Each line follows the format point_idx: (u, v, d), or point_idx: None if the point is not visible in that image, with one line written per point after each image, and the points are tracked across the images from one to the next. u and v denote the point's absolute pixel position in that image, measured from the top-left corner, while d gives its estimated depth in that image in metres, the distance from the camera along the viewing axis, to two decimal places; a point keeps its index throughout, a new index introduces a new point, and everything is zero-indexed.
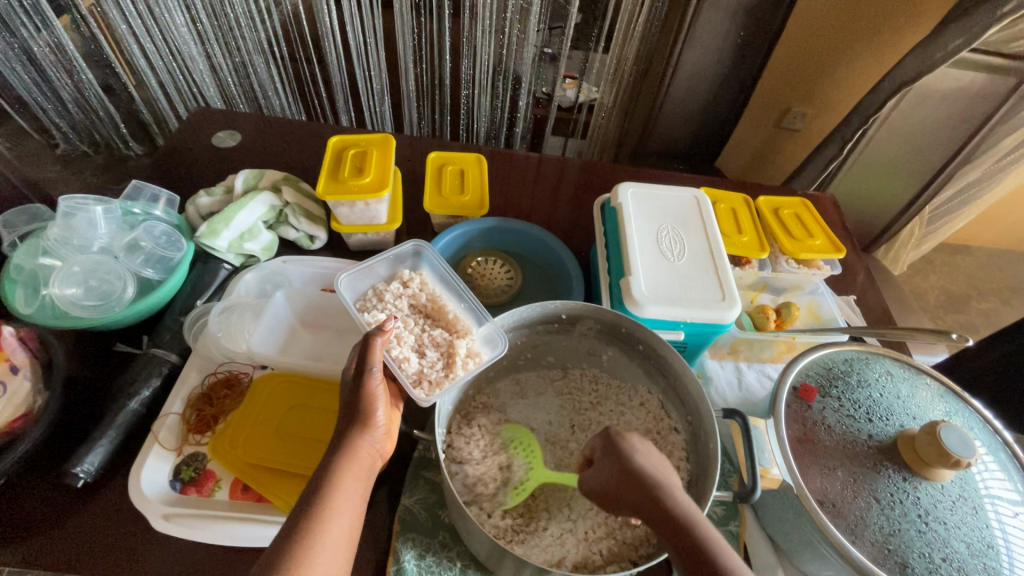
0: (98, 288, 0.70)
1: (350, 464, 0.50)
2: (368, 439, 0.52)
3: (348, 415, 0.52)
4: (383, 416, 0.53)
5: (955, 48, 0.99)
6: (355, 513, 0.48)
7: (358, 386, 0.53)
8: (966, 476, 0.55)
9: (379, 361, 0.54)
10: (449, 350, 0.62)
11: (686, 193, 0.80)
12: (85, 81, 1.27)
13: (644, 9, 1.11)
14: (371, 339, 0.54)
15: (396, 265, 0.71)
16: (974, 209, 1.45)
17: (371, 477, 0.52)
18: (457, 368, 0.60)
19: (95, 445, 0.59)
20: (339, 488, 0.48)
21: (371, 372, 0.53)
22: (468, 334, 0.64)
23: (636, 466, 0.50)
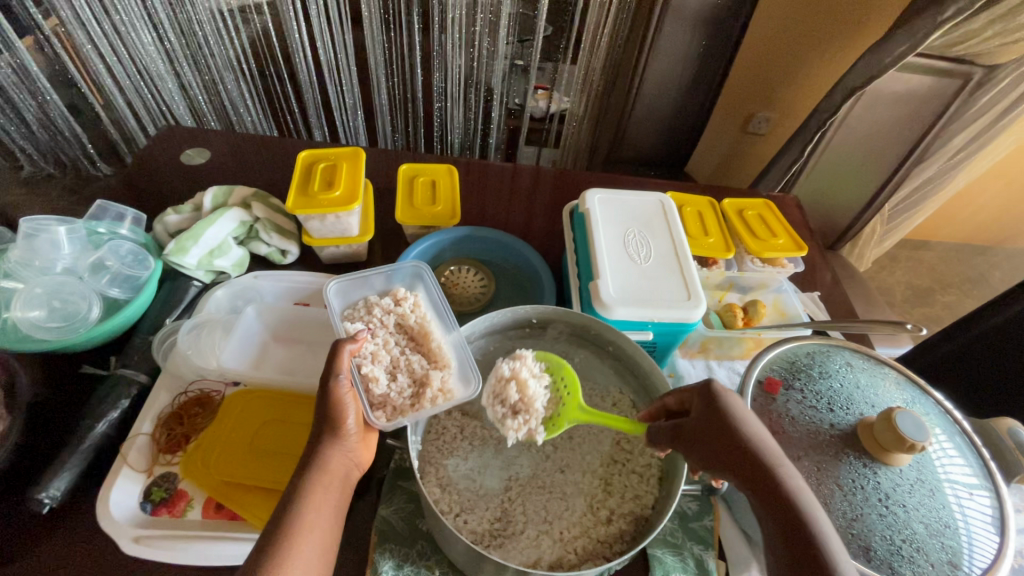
0: (61, 309, 0.68)
1: (319, 478, 0.50)
2: (339, 450, 0.52)
3: (320, 426, 0.53)
4: (355, 426, 0.53)
5: (902, 53, 1.05)
6: (326, 525, 0.49)
7: (325, 398, 0.52)
8: (925, 460, 0.57)
9: (346, 368, 0.54)
10: (422, 382, 0.61)
11: (651, 197, 0.82)
12: (50, 102, 1.25)
13: (609, 21, 1.14)
14: (341, 345, 0.55)
15: (393, 282, 0.72)
16: (932, 206, 1.51)
17: (346, 488, 0.53)
18: (422, 403, 0.59)
19: (60, 470, 0.58)
20: (309, 501, 0.49)
21: (340, 381, 0.53)
22: (444, 365, 0.62)
23: (745, 427, 0.50)
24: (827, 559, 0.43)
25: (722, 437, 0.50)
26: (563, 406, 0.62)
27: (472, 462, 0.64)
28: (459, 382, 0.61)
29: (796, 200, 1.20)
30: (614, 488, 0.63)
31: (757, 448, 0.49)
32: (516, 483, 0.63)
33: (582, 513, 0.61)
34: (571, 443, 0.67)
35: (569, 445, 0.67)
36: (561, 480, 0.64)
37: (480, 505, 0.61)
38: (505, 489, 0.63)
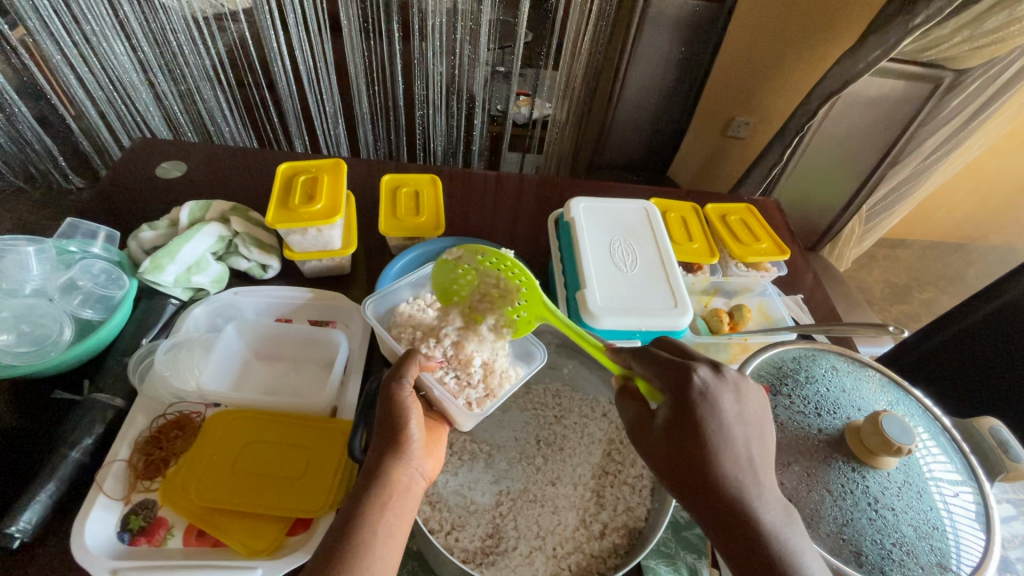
0: (31, 333, 0.66)
1: (384, 489, 0.49)
2: (401, 462, 0.51)
3: (384, 438, 0.52)
4: (417, 433, 0.53)
5: (875, 58, 1.07)
6: (397, 534, 0.48)
7: (392, 402, 0.53)
8: (911, 462, 0.58)
9: (413, 373, 0.55)
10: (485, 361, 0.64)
11: (635, 205, 0.82)
12: (18, 115, 1.21)
13: (589, 28, 1.15)
14: (411, 354, 0.56)
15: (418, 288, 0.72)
16: (909, 205, 1.54)
17: (411, 498, 0.51)
18: (496, 380, 0.62)
19: (30, 502, 0.55)
20: (367, 515, 0.47)
21: (404, 386, 0.53)
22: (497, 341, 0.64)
23: (702, 426, 0.47)
24: (755, 552, 0.43)
25: (676, 432, 0.47)
26: (523, 292, 0.63)
27: (460, 479, 0.63)
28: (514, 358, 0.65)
29: (777, 203, 1.22)
30: (606, 501, 0.62)
31: (710, 446, 0.46)
32: (507, 497, 0.63)
33: (575, 527, 0.61)
34: (562, 455, 0.67)
35: (560, 456, 0.67)
36: (552, 493, 0.64)
37: (471, 521, 0.60)
38: (496, 506, 0.62)
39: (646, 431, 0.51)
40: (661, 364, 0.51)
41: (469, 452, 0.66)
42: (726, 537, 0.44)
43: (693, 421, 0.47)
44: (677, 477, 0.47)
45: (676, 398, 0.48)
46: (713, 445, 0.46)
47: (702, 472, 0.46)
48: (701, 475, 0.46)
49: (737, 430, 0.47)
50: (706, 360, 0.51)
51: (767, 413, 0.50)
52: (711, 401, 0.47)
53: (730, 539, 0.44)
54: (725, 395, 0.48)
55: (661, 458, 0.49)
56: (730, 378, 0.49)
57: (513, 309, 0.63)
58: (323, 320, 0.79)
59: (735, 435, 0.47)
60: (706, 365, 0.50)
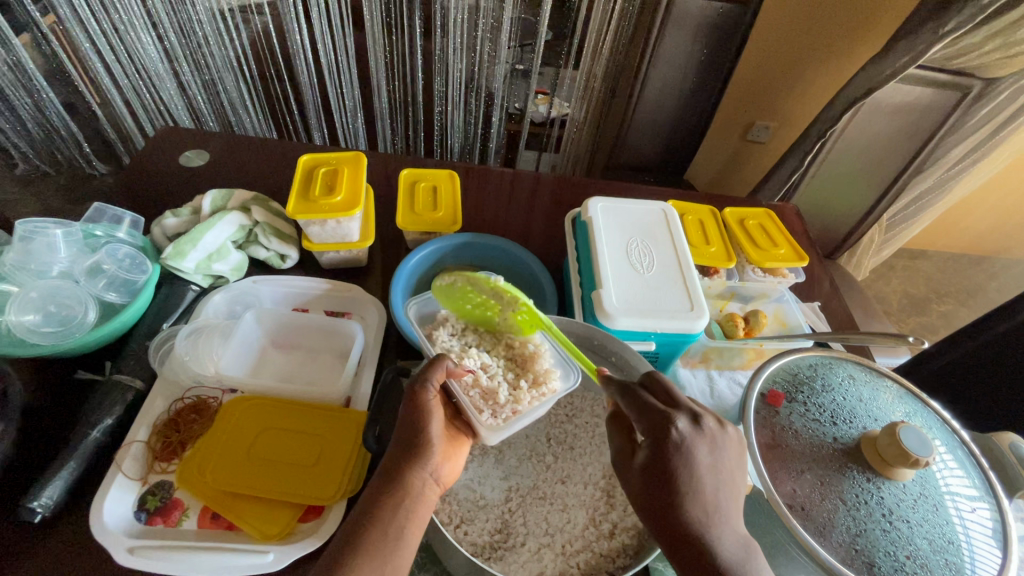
0: (57, 313, 0.67)
1: (399, 492, 0.49)
2: (418, 464, 0.51)
3: (405, 443, 0.52)
4: (439, 439, 0.53)
5: (903, 64, 1.05)
6: (411, 533, 0.49)
7: (416, 406, 0.53)
8: (927, 475, 0.57)
9: (439, 379, 0.53)
10: (522, 378, 0.59)
11: (653, 206, 0.82)
12: (46, 100, 1.24)
13: (611, 28, 1.15)
14: (439, 358, 0.54)
15: None
16: (930, 216, 1.51)
17: (426, 503, 0.51)
18: (525, 400, 0.57)
19: (52, 478, 0.57)
20: (380, 516, 0.48)
21: (428, 389, 0.53)
22: (541, 361, 0.60)
23: (675, 474, 0.46)
24: None
25: (651, 476, 0.47)
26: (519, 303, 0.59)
27: (469, 474, 0.63)
28: (557, 376, 0.59)
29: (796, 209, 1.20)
30: (616, 501, 0.62)
31: (681, 494, 0.45)
32: (517, 493, 0.63)
33: (584, 525, 0.60)
34: (572, 454, 0.67)
35: (570, 455, 0.67)
36: (562, 491, 0.64)
37: (480, 515, 0.60)
38: (505, 502, 0.62)
39: (625, 469, 0.50)
40: (641, 408, 0.49)
41: (479, 448, 0.66)
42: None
43: (669, 469, 0.46)
44: (647, 517, 0.47)
45: (651, 446, 0.47)
46: (683, 492, 0.45)
47: (669, 517, 0.45)
48: (669, 521, 0.45)
49: (702, 480, 0.46)
50: (685, 408, 0.49)
51: (744, 464, 0.50)
52: (686, 452, 0.46)
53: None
54: (701, 447, 0.47)
55: (633, 497, 0.49)
56: (708, 429, 0.48)
57: (514, 314, 0.61)
58: (338, 311, 0.80)
59: (706, 486, 0.46)
60: (683, 414, 0.48)
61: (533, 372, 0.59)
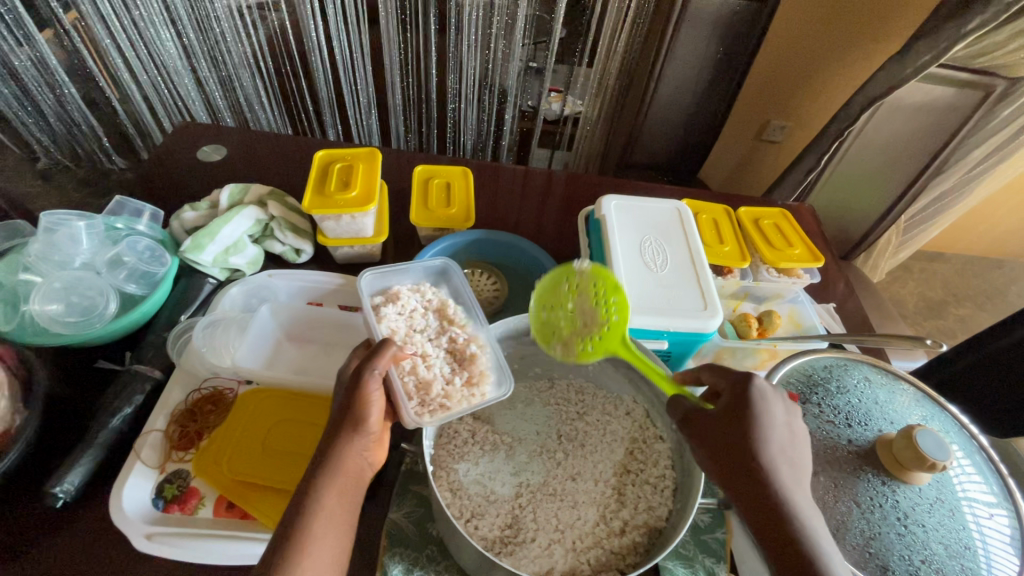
0: (78, 304, 0.68)
1: (333, 475, 0.50)
2: (355, 449, 0.52)
3: (339, 423, 0.53)
4: (375, 425, 0.53)
5: (924, 63, 1.04)
6: (346, 520, 0.50)
7: (356, 389, 0.53)
8: (943, 479, 0.56)
9: (384, 368, 0.55)
10: (457, 374, 0.62)
11: (668, 205, 0.81)
12: (67, 95, 1.27)
13: (626, 25, 1.14)
14: (384, 346, 0.55)
15: (421, 280, 0.72)
16: (950, 218, 1.49)
17: (359, 487, 0.52)
18: (456, 397, 0.59)
19: (74, 464, 0.58)
20: (323, 503, 0.49)
21: (374, 375, 0.53)
22: (478, 363, 0.62)
23: (758, 424, 0.50)
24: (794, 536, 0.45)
25: (736, 425, 0.51)
26: (605, 328, 0.62)
27: (480, 469, 0.64)
28: (491, 381, 0.61)
29: (812, 209, 1.19)
30: (627, 498, 0.62)
31: (764, 441, 0.49)
32: (527, 489, 0.63)
33: (595, 522, 0.61)
34: (583, 451, 0.67)
35: (581, 452, 0.67)
36: (572, 487, 0.64)
37: (490, 510, 0.61)
38: (516, 497, 0.63)
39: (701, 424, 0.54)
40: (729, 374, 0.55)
41: (490, 444, 0.66)
42: (760, 517, 0.47)
43: (752, 418, 0.50)
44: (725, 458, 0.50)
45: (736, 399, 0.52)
46: (767, 441, 0.49)
47: (748, 459, 0.49)
48: (747, 463, 0.49)
49: (784, 457, 0.50)
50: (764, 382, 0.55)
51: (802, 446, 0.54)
52: (769, 406, 0.51)
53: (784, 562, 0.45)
54: (781, 409, 0.52)
55: (710, 445, 0.52)
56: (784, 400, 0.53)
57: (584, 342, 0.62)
58: (352, 305, 0.80)
59: (783, 438, 0.50)
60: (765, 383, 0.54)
61: (468, 371, 0.62)
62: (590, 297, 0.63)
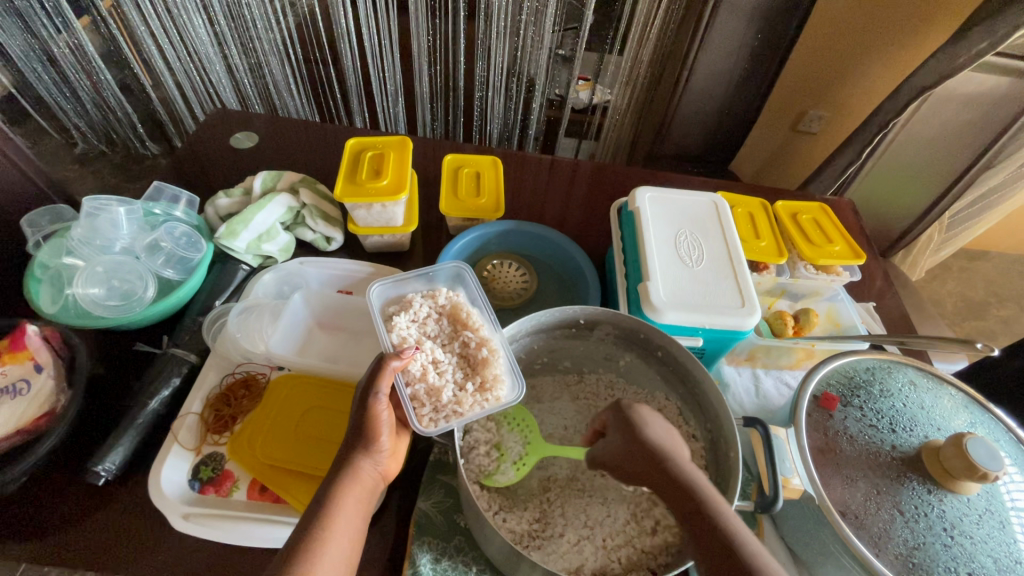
0: (119, 288, 0.70)
1: (351, 488, 0.50)
2: (371, 462, 0.52)
3: (353, 439, 0.52)
4: (388, 441, 0.53)
5: (980, 51, 0.98)
6: (360, 527, 0.50)
7: (364, 410, 0.52)
8: (993, 489, 0.54)
9: (387, 386, 0.53)
10: (469, 380, 0.59)
11: (704, 198, 0.79)
12: (103, 82, 1.29)
13: (660, 11, 1.11)
14: (385, 361, 0.54)
15: (434, 282, 0.69)
16: (997, 215, 1.42)
17: (374, 498, 0.53)
18: (467, 403, 0.57)
19: (115, 444, 0.60)
20: (343, 508, 0.49)
21: (378, 400, 0.52)
22: (491, 368, 0.59)
23: (642, 434, 0.53)
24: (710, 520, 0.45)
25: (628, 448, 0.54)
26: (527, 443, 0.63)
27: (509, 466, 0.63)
28: (505, 385, 0.58)
29: (851, 203, 1.14)
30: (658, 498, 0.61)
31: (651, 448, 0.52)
32: (555, 484, 0.63)
33: (625, 520, 0.60)
34: None
35: None
36: (601, 484, 0.63)
37: (518, 504, 0.61)
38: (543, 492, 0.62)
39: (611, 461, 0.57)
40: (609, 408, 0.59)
41: None
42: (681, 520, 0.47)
43: (637, 432, 0.54)
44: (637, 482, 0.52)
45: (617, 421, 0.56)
46: (657, 445, 0.52)
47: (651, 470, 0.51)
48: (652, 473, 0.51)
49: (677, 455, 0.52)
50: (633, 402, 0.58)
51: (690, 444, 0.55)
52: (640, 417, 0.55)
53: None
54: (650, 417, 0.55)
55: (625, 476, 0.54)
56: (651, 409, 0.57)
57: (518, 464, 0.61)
58: None
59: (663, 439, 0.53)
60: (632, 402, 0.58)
61: (481, 376, 0.59)
62: (507, 423, 0.65)
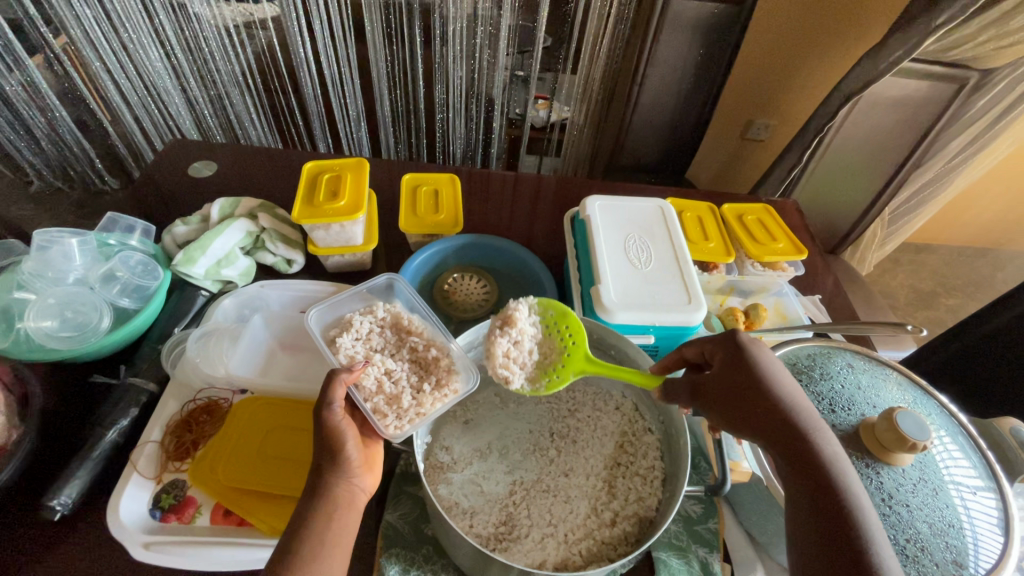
0: (73, 319, 0.69)
1: (327, 508, 0.50)
2: (343, 477, 0.52)
3: (322, 459, 0.53)
4: (356, 453, 0.53)
5: (897, 58, 1.07)
6: (343, 547, 0.50)
7: (325, 427, 0.53)
8: (926, 459, 0.57)
9: (341, 397, 0.53)
10: (425, 381, 0.61)
11: (650, 203, 0.83)
12: (59, 119, 1.29)
13: (608, 32, 1.17)
14: (335, 376, 0.54)
15: (370, 298, 0.70)
16: (935, 208, 1.51)
17: (355, 514, 0.52)
18: (428, 403, 0.59)
19: (71, 477, 0.59)
20: (320, 531, 0.49)
21: (334, 412, 0.53)
22: (443, 364, 0.62)
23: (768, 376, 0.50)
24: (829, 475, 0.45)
25: (748, 388, 0.50)
26: (566, 355, 0.63)
27: (475, 476, 0.64)
28: (460, 377, 0.61)
29: (797, 204, 1.21)
30: (618, 490, 0.64)
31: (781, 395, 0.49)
32: (521, 487, 0.64)
33: (586, 514, 0.62)
34: (575, 447, 0.68)
35: (573, 449, 0.68)
36: (565, 483, 0.65)
37: (483, 508, 0.62)
38: (510, 496, 0.63)
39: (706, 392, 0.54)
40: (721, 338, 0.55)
41: (482, 452, 0.67)
42: (793, 468, 0.46)
43: (762, 374, 0.50)
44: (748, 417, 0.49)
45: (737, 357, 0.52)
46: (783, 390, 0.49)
47: (771, 412, 0.48)
48: (771, 415, 0.48)
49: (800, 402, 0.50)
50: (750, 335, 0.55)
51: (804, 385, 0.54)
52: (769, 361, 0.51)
53: (859, 572, 0.40)
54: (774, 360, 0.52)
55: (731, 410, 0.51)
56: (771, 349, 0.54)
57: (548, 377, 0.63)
58: None
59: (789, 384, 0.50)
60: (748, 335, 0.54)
61: (435, 374, 0.61)
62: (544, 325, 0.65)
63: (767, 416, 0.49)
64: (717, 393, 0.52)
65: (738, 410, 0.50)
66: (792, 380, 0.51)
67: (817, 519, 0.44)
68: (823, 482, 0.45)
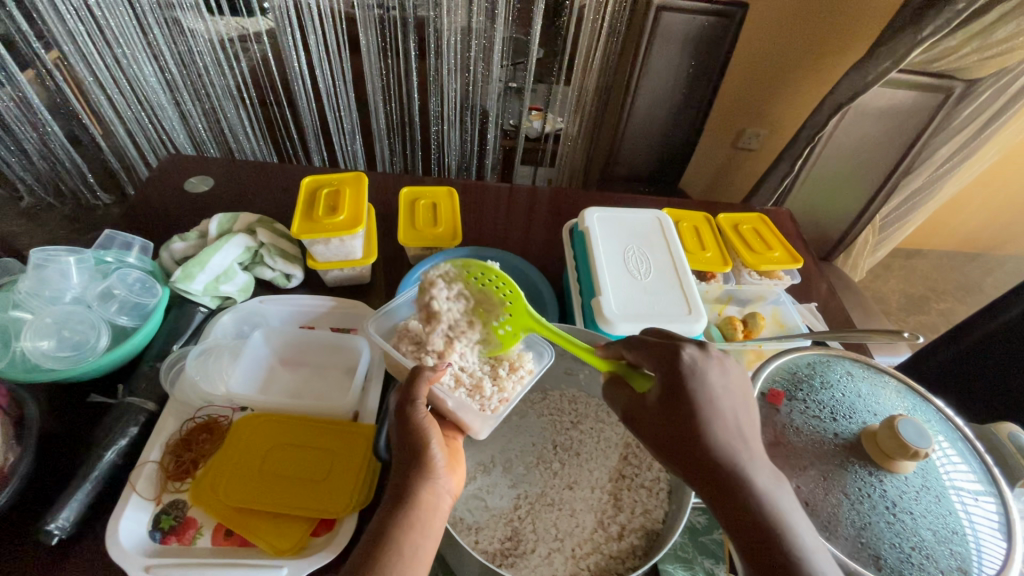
0: (70, 338, 0.68)
1: (412, 512, 0.49)
2: (429, 481, 0.52)
3: (407, 463, 0.53)
4: (440, 454, 0.53)
5: (885, 69, 1.10)
6: (428, 554, 0.49)
7: (411, 427, 0.54)
8: (928, 466, 0.58)
9: (424, 395, 0.56)
10: (499, 366, 0.65)
11: (648, 214, 0.84)
12: (50, 133, 1.28)
13: (600, 45, 1.18)
14: (418, 374, 0.56)
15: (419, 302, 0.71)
16: (924, 215, 1.54)
17: (442, 519, 0.52)
18: (509, 386, 0.63)
19: (69, 500, 0.58)
20: (408, 534, 0.48)
21: (418, 409, 0.55)
22: (513, 349, 0.66)
23: (693, 397, 0.50)
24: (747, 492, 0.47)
25: (673, 412, 0.51)
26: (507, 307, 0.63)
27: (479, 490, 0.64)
28: (531, 358, 0.66)
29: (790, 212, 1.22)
30: (623, 503, 0.63)
31: (704, 417, 0.49)
32: (526, 501, 0.64)
33: (593, 528, 0.62)
34: (579, 460, 0.68)
35: (577, 461, 0.68)
36: (569, 496, 0.65)
37: (488, 524, 0.61)
38: (515, 510, 0.63)
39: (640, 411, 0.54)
40: (651, 346, 0.54)
41: (486, 467, 0.66)
42: (710, 487, 0.48)
43: (687, 396, 0.50)
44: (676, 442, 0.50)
45: (668, 376, 0.51)
46: (704, 410, 0.50)
47: (692, 435, 0.49)
48: (691, 437, 0.49)
49: (728, 421, 0.50)
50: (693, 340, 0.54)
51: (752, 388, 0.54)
52: (700, 376, 0.51)
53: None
54: (712, 370, 0.52)
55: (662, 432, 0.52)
56: (714, 354, 0.53)
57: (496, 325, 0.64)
58: (343, 328, 0.81)
59: (716, 401, 0.50)
60: (693, 343, 0.53)
61: (507, 359, 0.65)
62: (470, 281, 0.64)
63: (690, 443, 0.49)
64: (651, 420, 0.53)
65: (665, 433, 0.51)
66: (725, 393, 0.51)
67: (739, 532, 0.46)
68: (748, 517, 0.46)
